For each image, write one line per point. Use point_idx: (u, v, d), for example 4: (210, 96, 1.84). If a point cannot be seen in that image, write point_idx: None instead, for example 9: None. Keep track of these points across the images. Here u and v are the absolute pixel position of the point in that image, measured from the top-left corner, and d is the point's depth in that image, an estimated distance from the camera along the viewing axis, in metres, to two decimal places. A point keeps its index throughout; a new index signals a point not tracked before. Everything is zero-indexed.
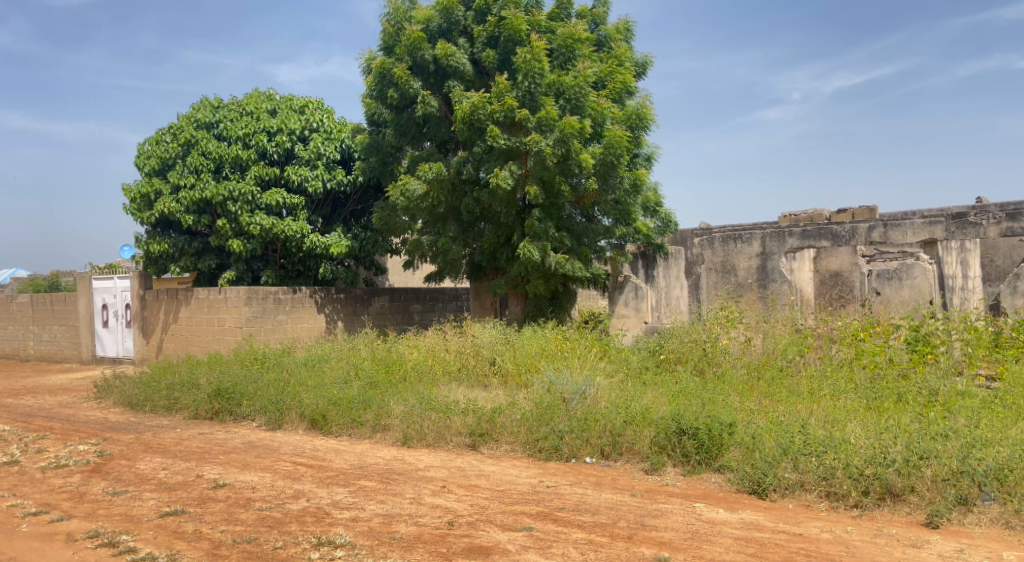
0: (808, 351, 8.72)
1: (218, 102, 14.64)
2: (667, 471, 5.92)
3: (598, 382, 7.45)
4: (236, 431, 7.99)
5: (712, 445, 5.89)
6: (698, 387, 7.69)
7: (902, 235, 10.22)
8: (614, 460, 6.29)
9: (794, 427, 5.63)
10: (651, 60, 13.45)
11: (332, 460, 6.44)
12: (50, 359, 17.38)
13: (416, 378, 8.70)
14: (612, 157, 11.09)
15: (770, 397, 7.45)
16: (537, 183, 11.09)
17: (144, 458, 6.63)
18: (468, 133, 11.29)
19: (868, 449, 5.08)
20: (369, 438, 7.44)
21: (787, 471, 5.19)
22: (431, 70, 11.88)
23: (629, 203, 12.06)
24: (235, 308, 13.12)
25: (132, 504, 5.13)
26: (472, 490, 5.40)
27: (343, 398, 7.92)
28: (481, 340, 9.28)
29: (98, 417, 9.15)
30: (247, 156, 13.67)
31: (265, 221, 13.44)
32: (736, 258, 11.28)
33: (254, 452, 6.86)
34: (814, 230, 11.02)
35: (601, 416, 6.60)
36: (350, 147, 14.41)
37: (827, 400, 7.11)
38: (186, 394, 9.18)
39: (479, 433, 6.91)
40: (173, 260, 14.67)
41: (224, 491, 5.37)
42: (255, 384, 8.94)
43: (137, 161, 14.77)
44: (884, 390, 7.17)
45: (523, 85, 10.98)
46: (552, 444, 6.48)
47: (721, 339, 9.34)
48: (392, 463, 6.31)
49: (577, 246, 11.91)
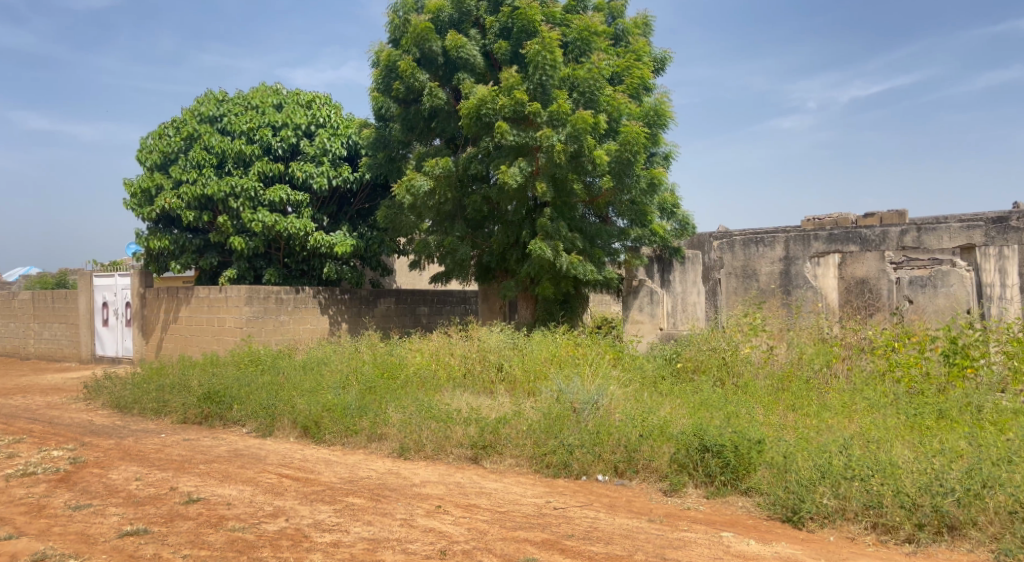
0: (836, 362, 8.24)
1: (222, 95, 14.18)
2: (688, 492, 5.35)
3: (611, 392, 6.90)
4: (223, 438, 7.50)
5: (740, 465, 5.31)
6: (720, 399, 7.15)
7: (937, 239, 9.51)
8: (629, 478, 5.73)
9: (833, 449, 5.08)
10: (670, 55, 12.87)
11: (321, 473, 5.89)
12: (49, 357, 16.98)
13: (418, 385, 8.17)
14: (628, 154, 10.54)
15: (798, 413, 6.92)
16: (547, 181, 10.54)
17: (119, 467, 6.11)
18: (475, 128, 10.72)
19: (920, 476, 4.50)
20: (364, 448, 6.92)
21: (827, 497, 4.60)
22: (440, 63, 11.35)
23: (645, 203, 11.53)
24: (236, 307, 12.61)
25: (92, 521, 4.62)
26: (471, 510, 4.85)
27: (338, 404, 7.40)
28: (488, 344, 8.76)
29: (83, 420, 8.68)
30: (250, 151, 13.24)
31: (267, 218, 12.97)
32: (757, 261, 10.61)
33: (238, 461, 6.35)
34: (841, 231, 10.10)
35: (614, 430, 6.04)
36: (356, 144, 13.96)
37: (861, 416, 6.56)
38: (176, 397, 8.69)
39: (482, 445, 6.36)
40: (174, 257, 14.23)
41: (197, 507, 4.84)
42: (248, 388, 8.44)
43: (139, 155, 14.25)
44: (924, 406, 6.56)
45: (533, 77, 10.42)
46: (560, 460, 5.92)
47: (742, 348, 8.78)
48: (386, 477, 5.77)
49: (590, 247, 11.32)
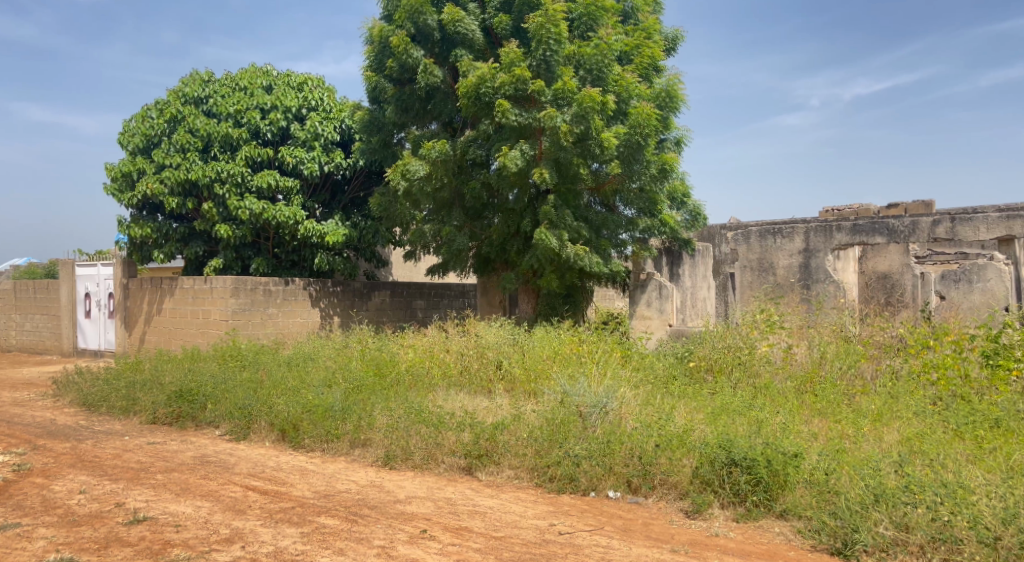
0: (863, 361, 7.53)
1: (209, 75, 13.42)
2: (714, 514, 4.63)
3: (622, 395, 6.16)
4: (192, 442, 6.80)
5: (773, 482, 4.61)
6: (742, 403, 6.46)
7: (973, 231, 8.63)
8: (644, 495, 5.01)
9: (886, 467, 4.41)
10: (682, 34, 12.10)
11: (293, 485, 5.18)
12: (30, 349, 16.25)
13: (410, 384, 7.45)
14: (638, 137, 9.84)
15: (831, 418, 6.22)
16: (551, 166, 9.76)
17: (66, 476, 5.40)
18: (474, 109, 10.00)
19: (1000, 504, 3.82)
20: (346, 456, 6.23)
21: (884, 525, 3.93)
22: (437, 39, 10.62)
23: (656, 190, 10.71)
24: (221, 299, 11.87)
25: (13, 546, 3.92)
26: (462, 536, 4.15)
27: (319, 404, 6.68)
28: (486, 340, 8.05)
29: (45, 419, 7.99)
30: (237, 134, 12.53)
31: (255, 206, 12.26)
32: (774, 254, 9.91)
33: (203, 470, 5.63)
34: (866, 222, 9.26)
35: (627, 438, 5.31)
36: (350, 128, 13.22)
37: (899, 426, 5.85)
38: (146, 395, 7.99)
39: (477, 454, 5.67)
40: (157, 246, 13.48)
41: (140, 529, 4.14)
42: (223, 385, 7.74)
43: (121, 138, 13.44)
44: (976, 414, 5.83)
45: (536, 53, 9.71)
46: (565, 473, 5.22)
47: (759, 346, 8.07)
48: (367, 491, 5.06)
49: (596, 238, 10.62)
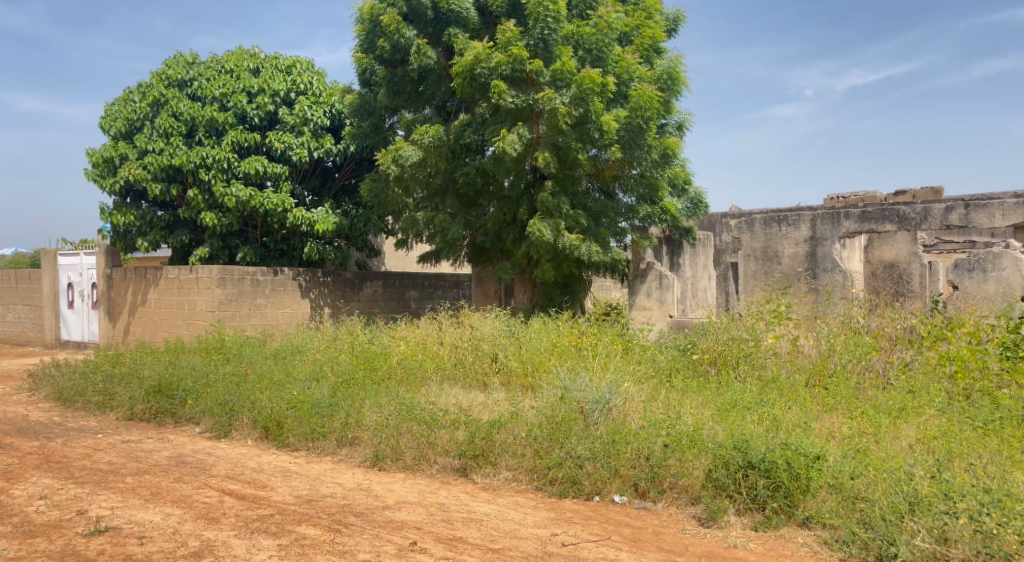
0: (875, 354, 7.15)
1: (193, 57, 12.95)
2: (729, 522, 4.26)
3: (625, 390, 5.79)
4: (169, 440, 6.41)
5: (796, 487, 4.25)
6: (751, 398, 6.10)
7: (988, 218, 8.27)
8: (653, 500, 4.65)
9: (918, 471, 4.06)
10: (684, 14, 11.69)
11: (274, 489, 4.81)
12: (12, 341, 15.80)
13: (400, 377, 7.07)
14: (639, 120, 9.45)
15: (847, 415, 5.86)
16: (550, 151, 9.38)
17: (28, 479, 5.01)
18: (469, 90, 9.56)
19: None
20: (332, 455, 5.85)
21: (922, 538, 3.58)
22: (430, 18, 10.16)
23: (656, 176, 10.33)
24: (207, 290, 11.45)
25: None
26: (456, 548, 3.78)
27: (304, 400, 6.29)
28: (481, 332, 7.70)
29: (17, 415, 7.59)
30: (223, 118, 12.07)
31: (242, 192, 11.81)
32: (779, 243, 9.56)
33: (178, 472, 5.24)
34: (876, 209, 8.93)
35: (633, 437, 4.94)
36: (340, 113, 12.81)
37: (920, 423, 5.50)
38: (123, 390, 7.60)
39: (472, 455, 5.28)
40: (141, 234, 13.03)
41: (101, 541, 3.76)
42: (204, 379, 7.33)
43: (103, 123, 12.94)
44: (1003, 413, 5.51)
45: (534, 32, 9.32)
46: (567, 476, 4.85)
47: (765, 338, 7.68)
48: (354, 496, 4.68)
49: (595, 226, 10.24)
